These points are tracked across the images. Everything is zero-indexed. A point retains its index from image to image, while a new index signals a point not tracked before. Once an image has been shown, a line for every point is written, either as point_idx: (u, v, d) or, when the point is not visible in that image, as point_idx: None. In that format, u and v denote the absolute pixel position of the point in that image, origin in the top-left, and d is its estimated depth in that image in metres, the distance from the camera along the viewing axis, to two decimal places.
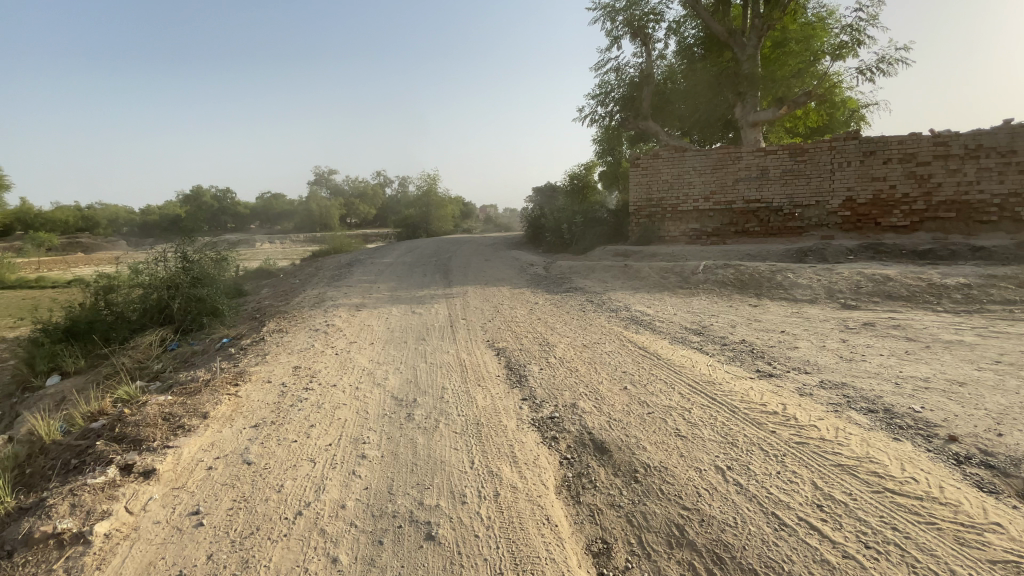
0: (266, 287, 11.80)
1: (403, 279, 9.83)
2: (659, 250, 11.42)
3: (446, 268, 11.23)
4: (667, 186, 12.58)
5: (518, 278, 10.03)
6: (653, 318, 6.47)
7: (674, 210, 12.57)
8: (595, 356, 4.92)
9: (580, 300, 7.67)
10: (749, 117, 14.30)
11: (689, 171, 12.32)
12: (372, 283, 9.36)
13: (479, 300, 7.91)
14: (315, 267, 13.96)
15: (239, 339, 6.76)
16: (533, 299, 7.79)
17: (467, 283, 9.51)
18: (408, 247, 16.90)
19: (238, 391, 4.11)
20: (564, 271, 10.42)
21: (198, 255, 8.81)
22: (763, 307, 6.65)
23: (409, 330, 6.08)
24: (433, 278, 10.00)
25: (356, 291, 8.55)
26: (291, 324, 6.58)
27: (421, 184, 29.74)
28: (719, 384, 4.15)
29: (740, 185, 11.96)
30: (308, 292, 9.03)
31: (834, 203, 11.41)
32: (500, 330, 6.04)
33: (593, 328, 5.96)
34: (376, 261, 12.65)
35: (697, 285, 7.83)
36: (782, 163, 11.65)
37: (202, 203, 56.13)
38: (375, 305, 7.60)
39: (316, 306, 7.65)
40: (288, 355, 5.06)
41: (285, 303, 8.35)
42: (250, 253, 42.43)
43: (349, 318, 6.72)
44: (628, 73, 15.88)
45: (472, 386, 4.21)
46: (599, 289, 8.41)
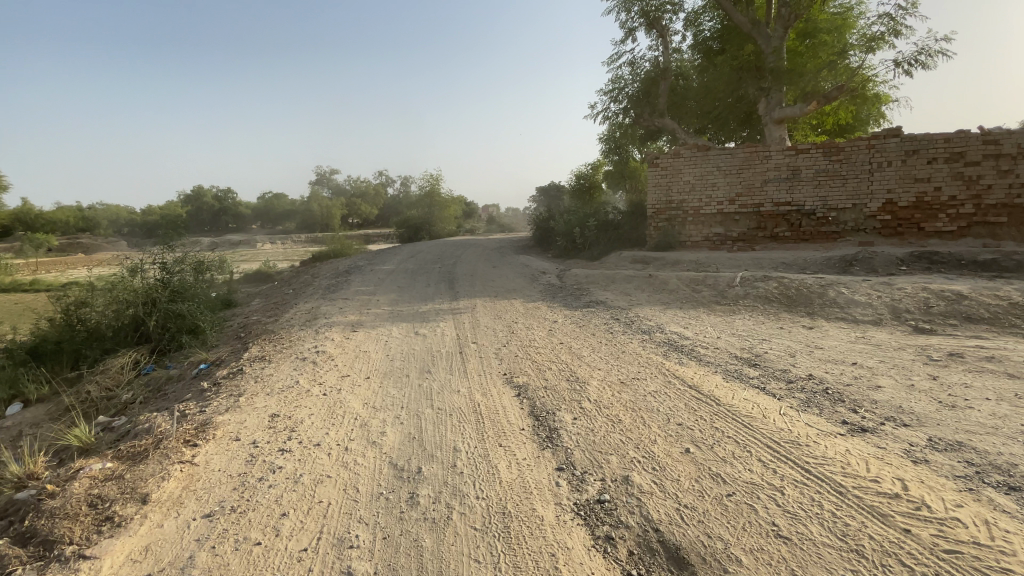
0: (257, 298, 10.93)
1: (405, 291, 8.95)
2: (682, 257, 10.52)
3: (452, 277, 10.36)
4: (689, 187, 11.66)
5: (530, 288, 9.14)
6: (695, 342, 5.57)
7: (696, 214, 11.65)
8: (639, 399, 4.03)
9: (605, 317, 6.78)
10: (774, 113, 13.39)
11: (713, 172, 11.41)
12: (371, 295, 8.49)
13: (489, 317, 7.02)
14: (310, 274, 13.07)
15: (217, 365, 5.89)
16: (551, 316, 6.90)
17: (475, 295, 8.62)
18: (409, 252, 16.02)
19: (196, 455, 3.25)
20: (580, 280, 9.53)
21: (178, 266, 8.03)
22: (821, 330, 5.75)
23: (411, 358, 5.20)
24: (437, 289, 9.12)
25: (353, 306, 7.68)
26: (274, 349, 5.70)
27: (423, 185, 28.86)
28: (807, 447, 3.26)
29: (769, 186, 11.05)
30: (300, 306, 8.17)
31: (872, 206, 10.49)
32: (518, 357, 5.17)
33: (628, 356, 5.08)
34: (375, 269, 11.78)
35: (737, 300, 6.92)
36: (816, 163, 10.73)
37: (202, 203, 55.44)
38: (372, 324, 6.71)
39: (307, 324, 6.78)
40: (264, 397, 4.18)
41: (274, 320, 7.48)
42: (251, 254, 41.79)
43: (341, 341, 5.83)
44: (643, 67, 14.96)
45: (490, 445, 3.32)
46: (624, 303, 7.52)
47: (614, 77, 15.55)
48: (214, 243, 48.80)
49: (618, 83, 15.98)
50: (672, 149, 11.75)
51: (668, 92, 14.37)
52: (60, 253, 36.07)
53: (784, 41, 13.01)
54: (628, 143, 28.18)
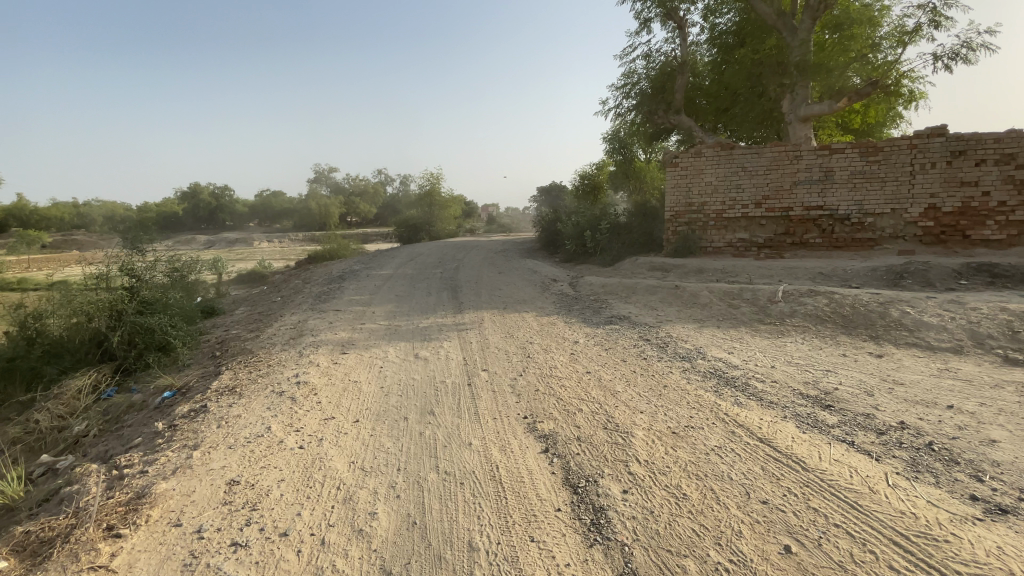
0: (243, 306, 10.03)
1: (403, 301, 8.07)
2: (706, 264, 9.66)
3: (455, 285, 9.49)
4: (711, 188, 10.80)
5: (542, 299, 8.28)
6: (746, 373, 4.72)
7: (718, 217, 10.80)
8: (701, 460, 3.17)
9: (633, 337, 5.91)
10: (800, 110, 12.55)
11: (738, 172, 10.56)
12: (365, 307, 7.61)
13: (499, 335, 6.13)
14: (301, 278, 12.18)
15: (182, 395, 5.01)
16: (570, 335, 6.02)
17: (481, 307, 7.74)
18: (408, 254, 15.25)
19: (118, 554, 2.40)
20: (597, 290, 8.64)
21: (148, 272, 7.25)
22: (894, 360, 4.90)
23: (409, 392, 4.31)
24: (440, 300, 8.25)
25: (345, 320, 6.80)
26: (248, 378, 4.82)
27: (423, 184, 27.92)
28: (948, 546, 2.41)
29: (799, 189, 10.20)
30: (285, 319, 7.29)
31: (913, 211, 9.65)
32: (537, 390, 4.29)
33: (672, 393, 4.20)
34: (371, 274, 10.88)
35: (783, 319, 6.07)
36: (850, 164, 9.89)
37: (198, 201, 54.53)
38: (364, 343, 5.82)
39: (291, 343, 5.90)
40: (225, 452, 3.31)
41: (255, 336, 6.60)
42: (248, 253, 40.98)
43: (328, 368, 4.94)
44: (658, 62, 14.08)
45: (518, 538, 2.46)
46: (651, 319, 6.64)
47: (626, 71, 14.66)
48: (211, 242, 47.97)
49: (630, 78, 15.11)
50: (693, 147, 10.88)
51: (686, 88, 13.50)
52: (53, 250, 35.25)
53: (812, 33, 12.16)
54: (637, 141, 27.17)
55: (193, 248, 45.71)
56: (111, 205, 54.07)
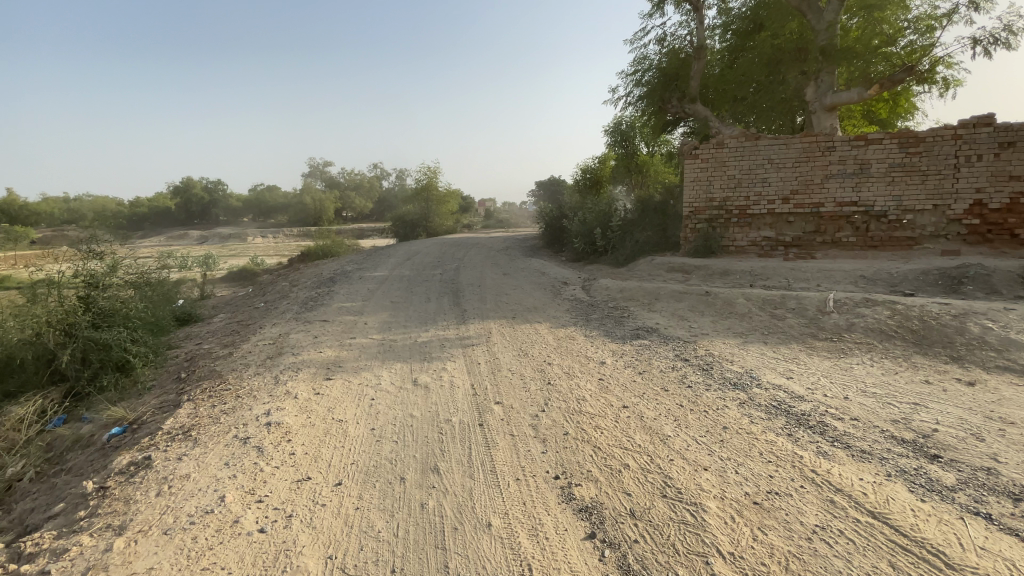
0: (223, 312, 9.13)
1: (399, 309, 7.19)
2: (732, 266, 8.82)
3: (456, 290, 8.61)
4: (734, 182, 9.94)
5: (555, 305, 7.43)
6: (816, 408, 3.90)
7: (742, 214, 9.95)
8: (805, 554, 2.33)
9: (669, 356, 5.06)
10: (825, 99, 11.70)
11: (763, 165, 9.71)
12: (356, 316, 6.73)
13: (512, 352, 5.28)
14: (288, 280, 11.24)
15: (131, 435, 4.12)
16: (595, 353, 5.17)
17: (487, 316, 6.88)
18: (406, 253, 14.20)
19: None
20: (616, 294, 7.78)
21: (109, 279, 6.42)
22: (989, 389, 4.10)
23: (407, 436, 3.45)
24: (441, 307, 7.37)
25: (333, 335, 5.91)
26: (210, 415, 3.95)
27: (419, 178, 26.93)
28: None
29: (831, 183, 9.37)
30: (264, 331, 6.40)
31: (956, 208, 8.84)
32: (567, 434, 3.44)
33: (736, 441, 3.36)
34: (364, 276, 9.99)
35: (840, 334, 5.25)
36: (888, 156, 9.06)
37: (190, 195, 53.32)
38: (353, 363, 4.94)
39: (267, 365, 5.03)
40: (157, 541, 2.45)
41: (228, 354, 5.71)
42: (240, 249, 39.91)
43: (307, 400, 4.08)
44: (671, 47, 13.17)
45: None
46: (685, 333, 5.80)
47: (637, 57, 13.72)
48: (203, 237, 46.91)
49: (640, 65, 14.19)
50: (714, 138, 10.01)
51: (702, 74, 12.61)
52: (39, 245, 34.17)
53: (838, 15, 11.27)
54: (639, 134, 26.51)
55: (185, 244, 44.67)
56: (100, 199, 52.76)
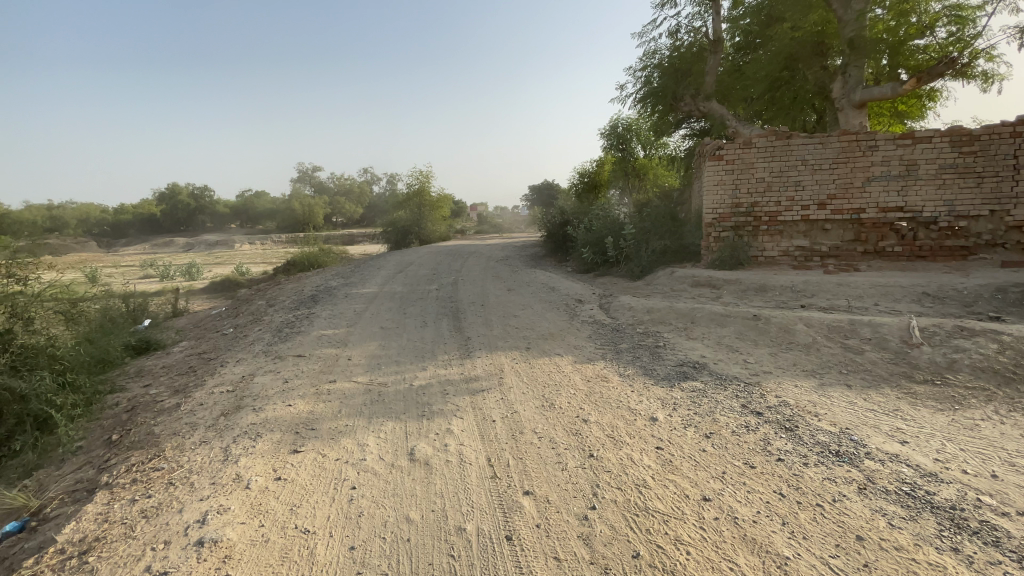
0: (186, 338, 7.93)
1: (391, 338, 6.08)
2: (768, 280, 7.80)
3: (457, 311, 7.48)
4: (764, 185, 8.93)
5: (575, 330, 6.34)
6: (963, 498, 2.87)
7: (772, 221, 8.95)
8: None
9: (733, 408, 4.01)
10: (854, 95, 10.78)
11: (797, 166, 8.73)
12: (339, 351, 5.58)
13: (534, 401, 4.19)
14: (265, 298, 10.02)
15: (21, 546, 2.97)
16: (638, 403, 4.08)
17: (497, 346, 5.76)
18: (397, 263, 13.38)
19: None
20: (643, 315, 6.70)
21: (32, 310, 5.35)
22: None
23: (404, 566, 2.35)
24: (440, 335, 6.26)
25: (308, 378, 4.78)
26: (127, 523, 2.82)
27: (411, 183, 25.86)
28: None
29: (873, 186, 8.43)
30: (225, 371, 5.25)
31: (1015, 214, 7.98)
32: (639, 558, 2.36)
33: (887, 569, 2.31)
34: (350, 294, 8.83)
35: (944, 378, 4.32)
36: (938, 157, 8.16)
37: (176, 202, 51.86)
38: (329, 423, 3.82)
39: (218, 428, 3.88)
40: None
41: (175, 406, 4.55)
42: (226, 257, 38.43)
43: (262, 493, 2.94)
44: (685, 39, 12.14)
45: None
46: (741, 373, 4.76)
47: (646, 51, 12.70)
48: (188, 244, 45.55)
49: (650, 58, 13.13)
50: (741, 136, 8.99)
51: (718, 69, 11.64)
52: None
53: (867, 5, 10.41)
54: (635, 136, 26.99)
55: (170, 252, 43.31)
56: (81, 207, 51.02)
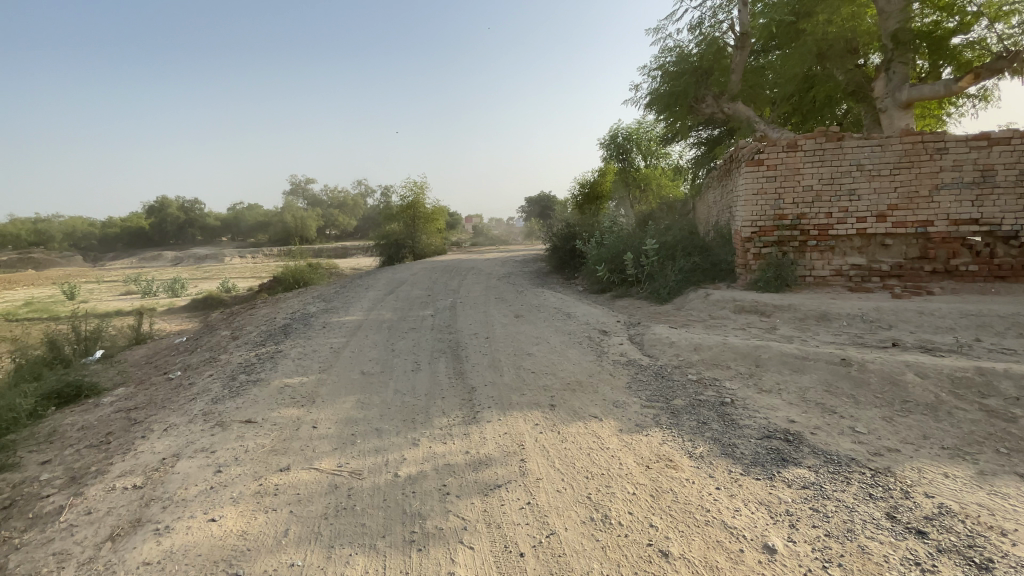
0: (126, 383, 6.51)
1: (373, 390, 4.70)
2: (831, 306, 6.53)
3: (458, 347, 6.13)
4: (813, 194, 7.71)
5: (610, 374, 5.00)
6: None
7: (822, 235, 7.72)
8: None
9: (876, 524, 2.68)
10: (899, 94, 9.69)
11: (852, 172, 7.55)
12: (304, 413, 4.22)
13: (581, 506, 2.85)
14: (231, 327, 8.61)
15: None
16: (733, 515, 2.74)
17: (513, 401, 4.42)
18: (388, 283, 12.00)
19: None
20: (689, 354, 5.39)
21: None
22: None
23: None
24: (436, 383, 4.89)
25: (252, 464, 3.42)
26: None
27: (405, 195, 24.55)
28: None
29: (942, 195, 7.25)
30: (144, 446, 3.89)
31: None
32: None
33: None
34: (330, 323, 7.45)
35: None
36: (1018, 162, 7.01)
37: (165, 215, 50.49)
38: (260, 564, 2.44)
39: (93, 572, 2.53)
40: None
41: (55, 514, 3.17)
42: (213, 272, 36.98)
43: None
44: (712, 34, 10.90)
45: None
46: (855, 454, 3.44)
47: (663, 47, 11.54)
48: (176, 259, 44.04)
49: (671, 53, 11.88)
50: (784, 138, 7.79)
51: (744, 66, 10.51)
52: None
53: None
54: (637, 147, 26.59)
55: (159, 266, 41.96)
56: (66, 222, 49.50)
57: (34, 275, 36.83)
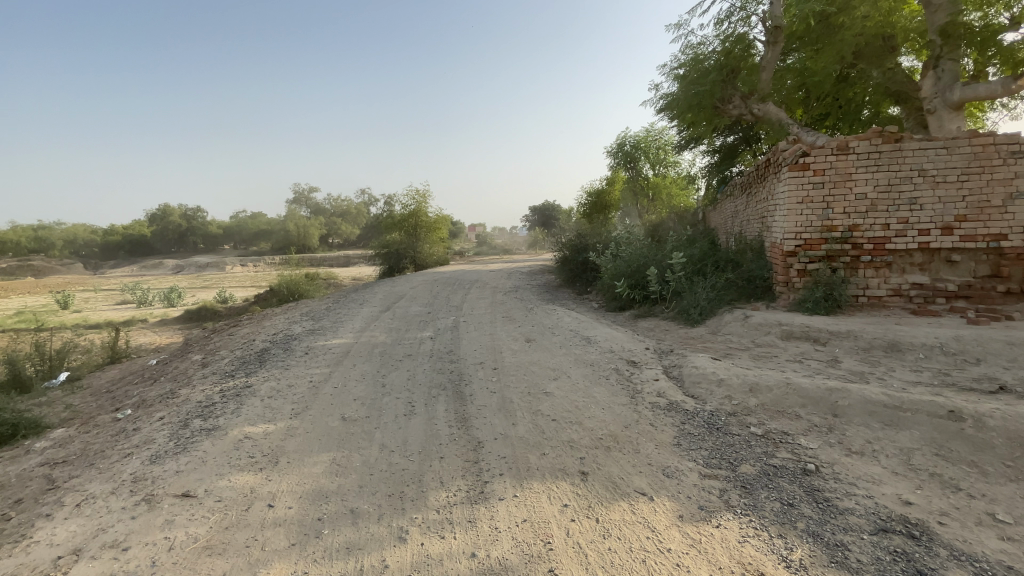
0: (70, 422, 5.54)
1: (354, 446, 3.72)
2: (902, 334, 5.54)
3: (459, 382, 5.14)
4: (867, 202, 6.76)
5: (650, 423, 4.01)
6: None
7: (877, 250, 6.75)
8: None
9: None
10: (952, 91, 8.76)
11: (913, 177, 6.59)
12: (260, 483, 3.25)
13: None
14: (205, 350, 7.64)
15: None
16: None
17: (534, 463, 3.44)
18: (384, 297, 11.04)
19: None
20: (743, 397, 4.41)
21: None
22: None
23: None
24: (432, 434, 3.91)
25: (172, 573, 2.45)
26: None
27: (406, 204, 23.83)
28: None
29: (1018, 205, 6.31)
30: (41, 533, 2.92)
31: None
32: None
33: None
34: (314, 348, 6.48)
35: None
36: None
37: (167, 223, 50.02)
38: None
39: None
40: None
41: None
42: (211, 281, 36.26)
43: None
44: (740, 30, 10.00)
45: None
46: (1014, 564, 2.44)
47: (686, 43, 10.55)
48: (176, 266, 43.40)
49: (695, 51, 10.98)
50: (832, 140, 6.85)
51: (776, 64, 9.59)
52: None
53: None
54: (646, 155, 25.45)
55: (159, 273, 41.37)
56: (67, 230, 49.11)
57: (33, 283, 36.32)
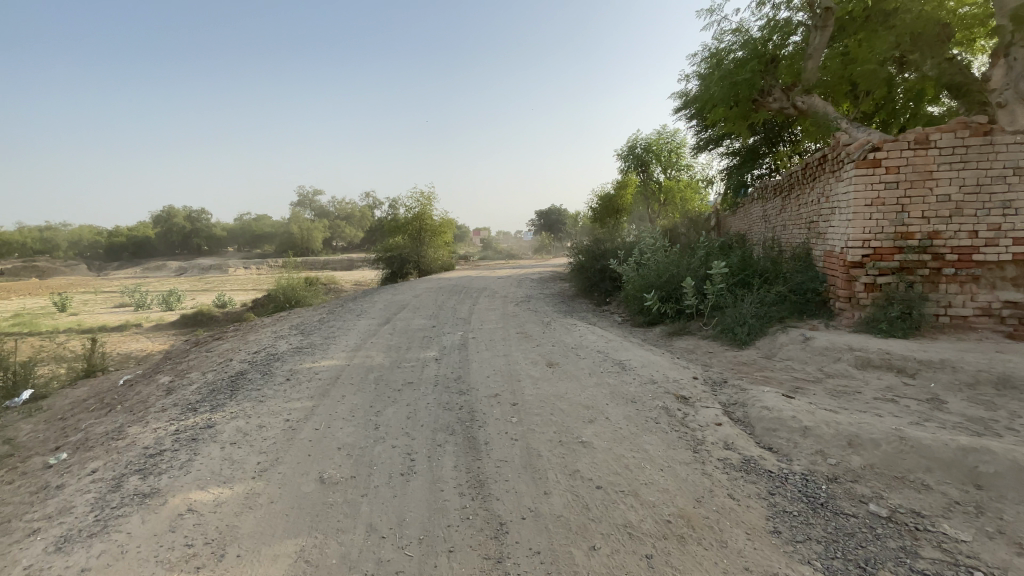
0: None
1: (332, 528, 2.73)
2: (1015, 365, 4.50)
3: (471, 421, 4.14)
4: (951, 205, 5.73)
5: (731, 495, 3.00)
6: None
7: (962, 261, 5.72)
8: None
9: None
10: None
11: (1008, 175, 5.58)
12: None
13: None
14: (178, 369, 6.68)
15: None
16: None
17: (582, 563, 2.43)
18: (384, 307, 10.06)
19: None
20: (841, 456, 3.39)
21: None
22: None
23: None
24: (437, 509, 2.89)
25: None
26: None
27: (410, 206, 22.80)
28: None
29: None
30: None
31: None
32: None
33: None
34: (297, 372, 5.49)
35: None
36: None
37: (170, 225, 49.41)
38: None
39: None
40: None
41: None
42: (212, 283, 35.53)
43: None
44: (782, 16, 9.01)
45: None
46: None
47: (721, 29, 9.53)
48: (178, 268, 42.76)
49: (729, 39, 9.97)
50: (909, 132, 5.84)
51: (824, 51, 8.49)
52: None
53: None
54: (656, 159, 24.15)
55: (160, 275, 40.72)
56: (71, 231, 48.70)
57: (34, 284, 35.72)
